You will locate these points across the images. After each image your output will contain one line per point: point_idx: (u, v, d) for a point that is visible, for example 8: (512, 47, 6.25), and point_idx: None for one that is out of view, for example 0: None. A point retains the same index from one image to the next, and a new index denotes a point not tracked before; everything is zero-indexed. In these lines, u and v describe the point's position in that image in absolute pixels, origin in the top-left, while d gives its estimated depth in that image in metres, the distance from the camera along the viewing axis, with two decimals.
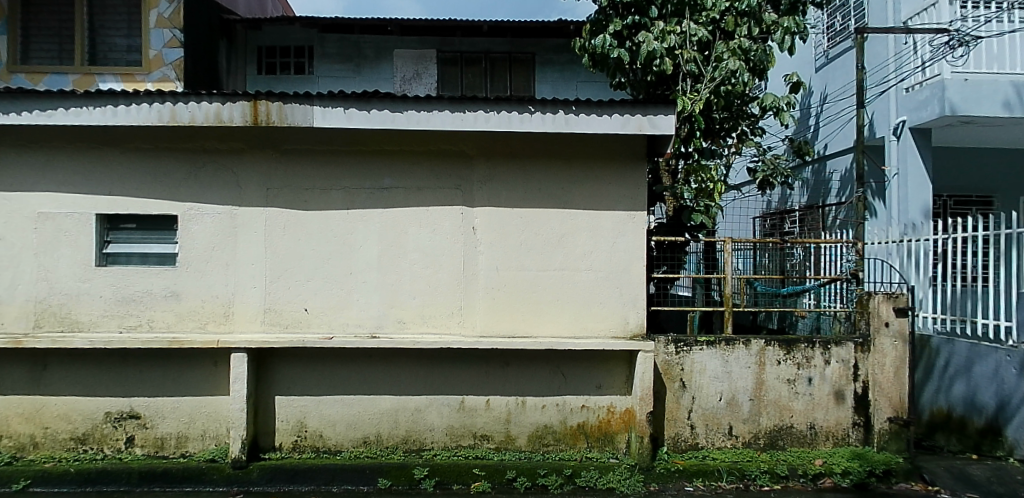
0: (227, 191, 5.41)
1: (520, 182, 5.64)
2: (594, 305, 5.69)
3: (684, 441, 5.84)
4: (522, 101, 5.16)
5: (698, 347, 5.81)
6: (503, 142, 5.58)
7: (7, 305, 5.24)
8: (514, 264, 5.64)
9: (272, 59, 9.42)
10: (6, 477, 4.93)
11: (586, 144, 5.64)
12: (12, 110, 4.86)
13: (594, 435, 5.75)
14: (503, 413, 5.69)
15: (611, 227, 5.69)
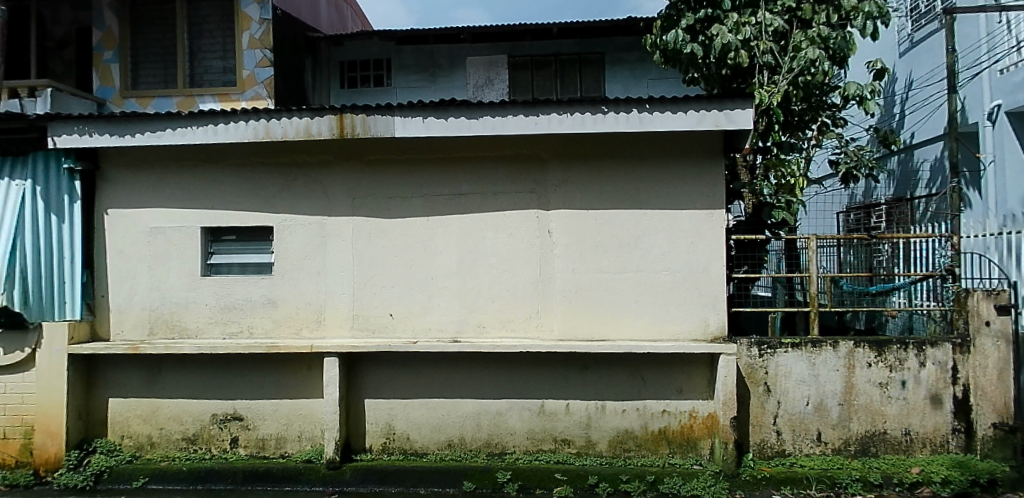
0: (315, 202, 5.63)
1: (596, 184, 5.59)
2: (675, 308, 5.57)
3: (771, 447, 5.61)
4: (595, 101, 5.10)
5: (783, 349, 5.57)
6: (577, 143, 5.56)
7: (125, 314, 5.61)
8: (591, 267, 5.60)
9: (353, 72, 9.70)
10: (126, 474, 5.26)
11: (664, 142, 5.54)
12: (126, 133, 5.23)
13: (676, 441, 5.62)
14: (583, 417, 5.65)
15: (689, 227, 5.55)
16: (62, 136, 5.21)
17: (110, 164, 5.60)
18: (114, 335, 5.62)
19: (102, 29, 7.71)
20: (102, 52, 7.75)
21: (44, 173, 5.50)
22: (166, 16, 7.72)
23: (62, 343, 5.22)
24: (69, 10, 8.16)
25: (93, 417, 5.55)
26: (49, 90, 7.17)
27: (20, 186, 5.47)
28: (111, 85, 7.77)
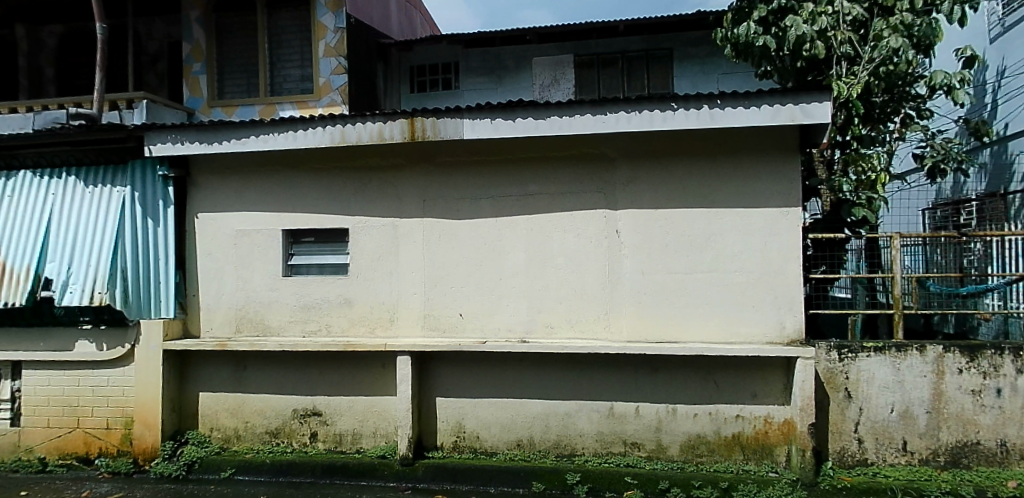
0: (388, 205, 5.76)
1: (666, 182, 5.48)
2: (750, 309, 5.37)
3: (852, 455, 5.34)
4: (664, 98, 5.00)
5: (865, 354, 5.28)
6: (646, 141, 5.46)
7: (214, 312, 5.91)
8: (661, 267, 5.49)
9: (422, 77, 9.87)
10: (215, 465, 5.53)
11: (738, 138, 5.35)
12: (214, 140, 5.51)
13: (751, 447, 5.42)
14: (653, 420, 5.54)
15: (764, 225, 5.34)
16: (158, 144, 5.55)
17: (200, 171, 5.92)
18: (204, 332, 5.93)
19: (191, 42, 8.12)
20: (191, 65, 8.13)
21: (141, 180, 5.86)
22: (249, 30, 8.17)
23: (158, 340, 5.56)
24: (162, 25, 8.67)
25: (185, 410, 5.83)
26: (146, 101, 7.58)
27: (121, 192, 5.85)
28: (200, 96, 8.13)
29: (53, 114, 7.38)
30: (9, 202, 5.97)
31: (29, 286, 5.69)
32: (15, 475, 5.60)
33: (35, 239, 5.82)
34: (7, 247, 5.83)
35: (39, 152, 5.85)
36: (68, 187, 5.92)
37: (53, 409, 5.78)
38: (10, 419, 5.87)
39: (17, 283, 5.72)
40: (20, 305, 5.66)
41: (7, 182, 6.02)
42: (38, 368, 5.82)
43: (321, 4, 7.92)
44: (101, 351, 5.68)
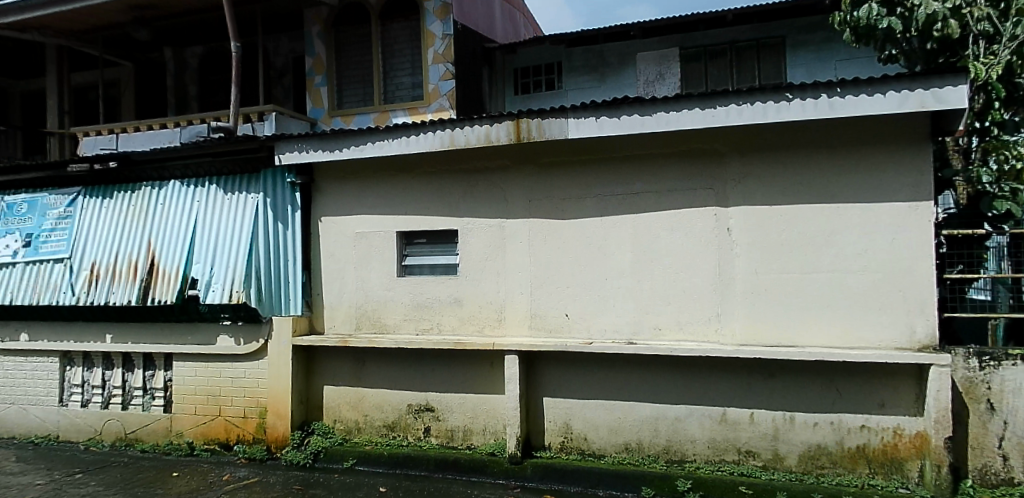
0: (494, 206, 5.85)
1: (780, 176, 5.14)
2: (877, 312, 4.89)
3: (996, 474, 4.78)
4: (778, 88, 4.67)
5: (1010, 361, 4.76)
6: (759, 133, 5.15)
7: (336, 310, 6.25)
8: (776, 266, 5.16)
9: (526, 78, 9.89)
10: (337, 455, 5.85)
11: (862, 127, 4.90)
12: (335, 148, 5.84)
13: (878, 461, 4.89)
14: (769, 428, 5.17)
15: (889, 221, 4.85)
16: (287, 153, 5.97)
17: (323, 177, 6.28)
18: (327, 329, 6.28)
19: (313, 56, 8.69)
20: (314, 77, 8.72)
21: (272, 187, 6.30)
22: (364, 41, 8.57)
23: (288, 336, 5.95)
24: (288, 41, 9.30)
25: (312, 402, 6.21)
26: (274, 114, 8.18)
27: (254, 198, 6.31)
28: (322, 107, 8.72)
29: (196, 129, 8.20)
30: (162, 209, 6.62)
31: (179, 285, 6.28)
32: (167, 457, 6.19)
33: (183, 243, 6.42)
34: (161, 250, 6.49)
35: (186, 164, 6.47)
36: (209, 195, 6.47)
37: (199, 398, 6.33)
38: (163, 406, 6.49)
39: (169, 282, 6.34)
40: (171, 303, 6.27)
41: (159, 191, 6.67)
42: (187, 360, 6.40)
43: (429, 13, 8.19)
44: (238, 345, 6.17)
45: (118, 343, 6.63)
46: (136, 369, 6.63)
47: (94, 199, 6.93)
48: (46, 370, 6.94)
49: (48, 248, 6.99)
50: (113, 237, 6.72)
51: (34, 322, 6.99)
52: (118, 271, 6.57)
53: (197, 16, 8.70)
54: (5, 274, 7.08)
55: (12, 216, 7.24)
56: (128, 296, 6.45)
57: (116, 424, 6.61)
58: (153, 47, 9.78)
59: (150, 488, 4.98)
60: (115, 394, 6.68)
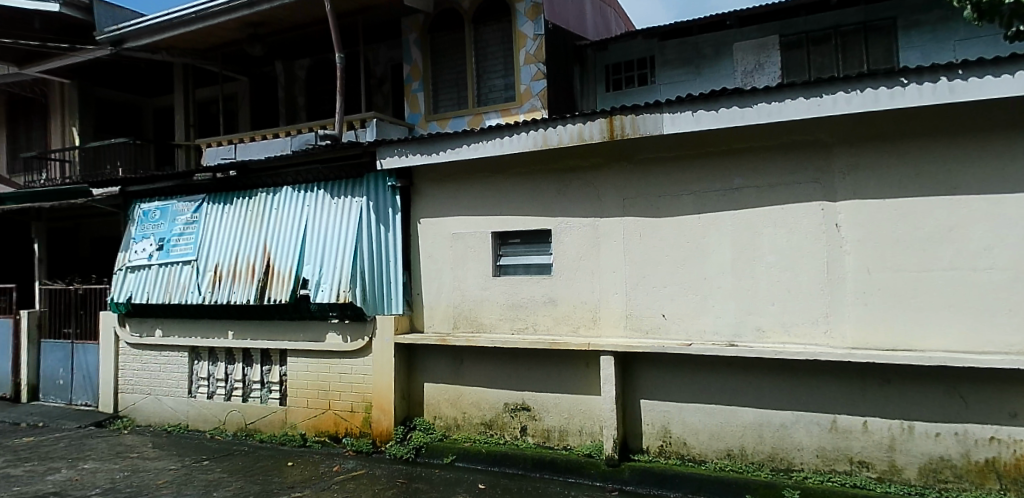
0: (589, 205, 5.79)
1: (892, 166, 4.69)
2: (1009, 314, 4.31)
3: None
4: (890, 73, 4.28)
5: None
6: (868, 122, 4.75)
7: (435, 309, 6.40)
8: (890, 264, 4.70)
9: (617, 75, 9.73)
10: (438, 451, 5.99)
11: (988, 112, 4.38)
12: (432, 151, 5.99)
13: (1011, 477, 4.32)
14: (885, 438, 4.69)
15: (1020, 213, 4.30)
16: (387, 158, 6.19)
17: (422, 180, 6.46)
18: (426, 327, 6.45)
19: (410, 63, 8.99)
20: (411, 83, 9.00)
21: (375, 190, 6.60)
22: (457, 45, 8.74)
23: (390, 334, 6.17)
24: (387, 50, 9.67)
25: (414, 399, 6.39)
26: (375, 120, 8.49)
27: (359, 202, 6.62)
28: (418, 111, 8.98)
29: (304, 137, 8.66)
30: (276, 213, 7.06)
31: (292, 285, 6.65)
32: (283, 447, 6.57)
33: (295, 246, 6.81)
34: (277, 252, 6.91)
35: (296, 172, 6.89)
36: (317, 200, 6.84)
37: (309, 392, 6.67)
38: (278, 399, 6.90)
39: (283, 282, 6.73)
40: (285, 301, 6.65)
41: (273, 197, 7.12)
42: (299, 356, 6.76)
43: (520, 14, 8.26)
44: (345, 342, 6.46)
45: (238, 340, 7.11)
46: (254, 364, 7.09)
47: (217, 205, 7.47)
48: (177, 363, 7.53)
49: (178, 250, 7.59)
50: (233, 240, 7.22)
51: (167, 319, 7.61)
52: (238, 272, 7.04)
53: (303, 31, 9.20)
54: (142, 275, 7.77)
55: (147, 222, 7.94)
56: (247, 295, 6.89)
57: (237, 415, 7.09)
58: (265, 61, 10.44)
59: (268, 476, 5.29)
60: (236, 387, 7.16)
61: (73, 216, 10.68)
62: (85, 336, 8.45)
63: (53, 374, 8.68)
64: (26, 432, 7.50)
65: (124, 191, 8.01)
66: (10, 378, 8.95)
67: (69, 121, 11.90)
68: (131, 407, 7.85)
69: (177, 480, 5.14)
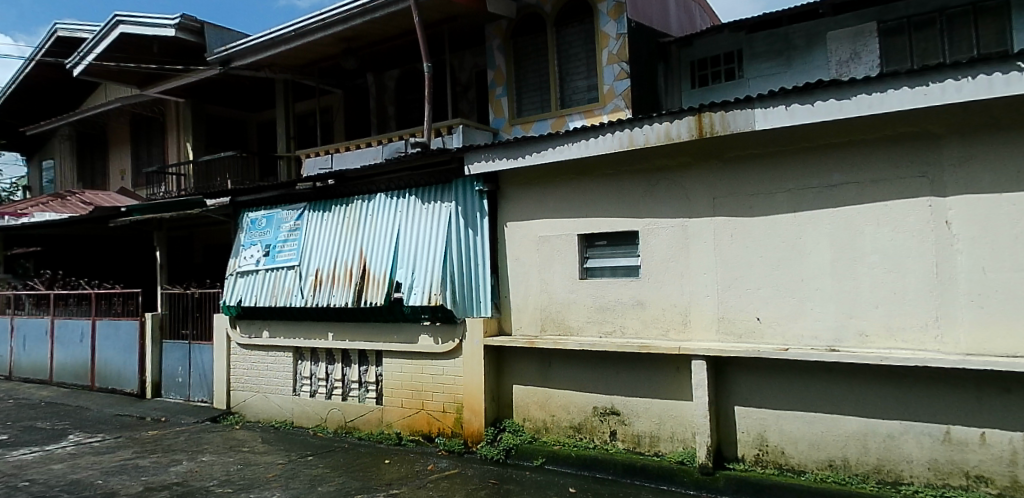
0: (678, 205, 5.64)
1: (1011, 158, 4.24)
2: None
3: None
4: (1006, 56, 3.85)
5: None
6: (982, 111, 4.31)
7: (522, 312, 6.45)
8: (1009, 264, 4.23)
9: (703, 71, 9.53)
10: (528, 453, 6.01)
11: None
12: (518, 155, 6.04)
13: None
14: (1006, 451, 4.22)
15: None
16: (475, 163, 6.29)
17: (509, 184, 6.53)
18: (514, 330, 6.50)
19: (494, 68, 9.10)
20: (495, 88, 9.12)
21: (463, 195, 6.75)
22: (540, 49, 8.77)
23: (479, 336, 6.27)
24: (472, 57, 9.87)
25: (502, 401, 6.43)
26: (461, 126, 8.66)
27: (449, 206, 6.79)
28: (502, 116, 9.07)
29: (395, 145, 8.95)
30: (371, 219, 7.34)
31: (387, 288, 6.89)
32: (380, 444, 6.79)
33: (389, 251, 7.06)
34: (372, 256, 7.19)
35: (390, 178, 7.12)
36: (409, 205, 7.07)
37: (403, 392, 6.87)
38: (375, 398, 7.15)
39: (379, 285, 6.98)
40: (380, 304, 6.90)
41: (369, 204, 7.41)
42: (393, 357, 6.99)
43: (604, 14, 8.20)
44: (437, 344, 6.61)
45: (338, 341, 7.42)
46: (353, 364, 7.37)
47: (317, 212, 7.86)
48: (282, 362, 7.95)
49: (283, 256, 8.02)
50: (332, 245, 7.57)
51: (273, 320, 8.05)
52: (337, 276, 7.37)
53: (392, 43, 9.51)
54: (251, 279, 8.25)
55: (255, 229, 8.45)
56: (346, 298, 7.20)
57: (337, 413, 7.39)
58: (358, 74, 10.89)
59: (367, 473, 5.48)
60: (336, 386, 7.47)
61: (187, 226, 11.53)
62: (200, 336, 9.08)
63: (174, 371, 9.36)
64: (152, 425, 8.14)
65: (234, 201, 8.57)
66: (136, 375, 9.74)
67: (184, 137, 12.88)
68: (242, 403, 8.37)
69: (285, 474, 5.41)
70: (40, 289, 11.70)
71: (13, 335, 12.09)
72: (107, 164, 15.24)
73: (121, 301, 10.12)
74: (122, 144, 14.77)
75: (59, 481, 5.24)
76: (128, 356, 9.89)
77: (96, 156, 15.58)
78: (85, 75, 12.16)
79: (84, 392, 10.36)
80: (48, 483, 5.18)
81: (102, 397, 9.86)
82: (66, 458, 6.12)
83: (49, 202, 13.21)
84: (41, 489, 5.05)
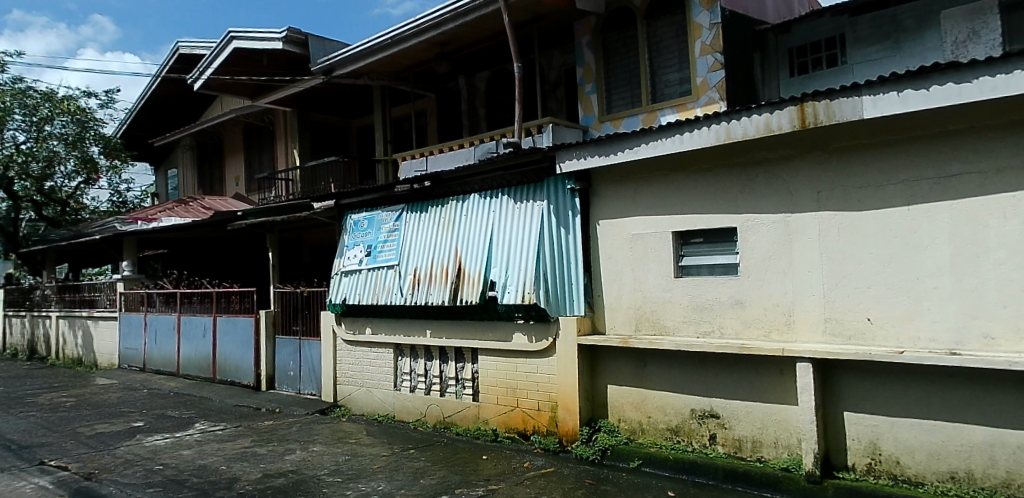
0: (780, 200, 5.35)
1: None
2: None
3: None
4: None
5: None
6: None
7: (616, 311, 6.38)
8: None
9: (803, 58, 9.08)
10: (624, 454, 5.94)
11: None
12: (611, 152, 5.99)
13: None
14: None
15: None
16: (567, 161, 6.30)
17: (601, 182, 6.48)
18: (608, 329, 6.44)
19: (583, 66, 9.07)
20: (584, 86, 9.09)
21: (555, 193, 6.76)
22: (630, 43, 8.64)
23: (573, 335, 6.26)
24: (560, 55, 9.89)
25: (597, 401, 6.40)
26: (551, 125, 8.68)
27: (541, 205, 6.83)
28: (592, 113, 9.01)
29: (488, 146, 9.12)
30: (465, 219, 7.49)
31: (481, 287, 7.02)
32: (477, 440, 6.91)
33: (483, 250, 7.18)
34: (467, 256, 7.33)
35: (484, 178, 7.32)
36: (502, 205, 7.16)
37: (499, 390, 6.99)
38: (471, 395, 7.28)
39: (474, 284, 7.11)
40: (475, 302, 7.04)
41: (463, 204, 7.56)
42: (489, 354, 7.12)
43: (696, 4, 8.01)
44: (531, 342, 6.67)
45: (435, 338, 7.62)
46: (449, 361, 7.55)
47: (414, 213, 8.10)
48: (383, 359, 8.26)
49: (383, 256, 8.33)
50: (429, 245, 7.79)
51: (376, 318, 8.39)
52: (434, 275, 7.58)
53: (482, 45, 9.66)
54: (354, 279, 8.62)
55: (357, 231, 8.83)
56: (442, 297, 7.39)
57: (436, 408, 7.59)
58: (449, 77, 11.16)
59: (465, 468, 5.60)
60: (434, 382, 7.67)
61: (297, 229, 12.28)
62: (309, 333, 9.56)
63: (286, 366, 9.96)
64: (268, 416, 8.68)
65: (337, 203, 9.00)
66: (252, 368, 10.44)
67: (290, 145, 13.67)
68: (347, 397, 8.77)
69: (389, 466, 5.61)
70: (168, 288, 12.75)
71: (144, 330, 13.25)
72: (223, 171, 16.43)
73: (238, 298, 10.75)
74: (235, 152, 15.83)
75: (188, 466, 5.68)
76: (245, 351, 10.61)
77: (213, 164, 16.83)
78: (203, 89, 13.11)
79: (207, 384, 11.22)
80: (179, 468, 5.62)
81: (223, 388, 10.64)
82: (194, 444, 6.63)
83: (176, 209, 14.49)
84: (173, 472, 5.49)
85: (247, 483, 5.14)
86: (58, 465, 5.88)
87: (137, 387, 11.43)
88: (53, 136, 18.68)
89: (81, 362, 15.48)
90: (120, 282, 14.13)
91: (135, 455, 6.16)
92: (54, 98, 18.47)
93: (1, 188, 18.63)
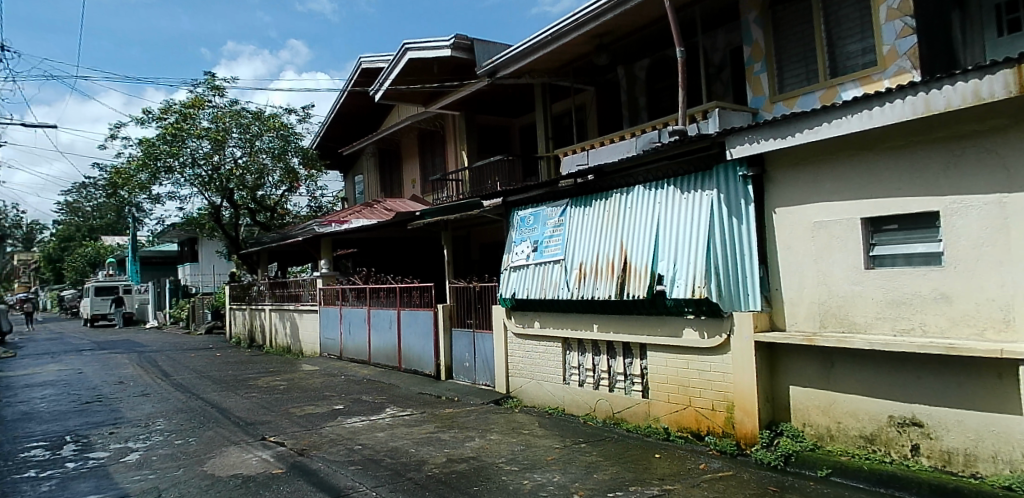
0: (994, 178, 4.60)
1: None
2: None
3: None
4: None
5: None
6: None
7: (798, 307, 5.97)
8: None
9: (1015, 13, 7.59)
10: (810, 462, 5.54)
11: None
12: (788, 134, 5.59)
13: None
14: None
15: None
16: (737, 147, 6.01)
17: (778, 167, 6.10)
18: (790, 325, 6.05)
19: (750, 44, 8.57)
20: (752, 65, 8.57)
21: (726, 181, 6.46)
22: (805, 15, 8.04)
23: (749, 330, 5.94)
24: (725, 35, 9.41)
25: (779, 403, 6.04)
26: (717, 110, 8.35)
27: (710, 195, 6.57)
28: (763, 94, 8.46)
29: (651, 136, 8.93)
30: (630, 212, 7.42)
31: (648, 281, 6.91)
32: (649, 438, 6.84)
33: (650, 243, 7.06)
34: (633, 248, 7.26)
35: (648, 170, 7.17)
36: (669, 196, 6.99)
37: (670, 387, 6.85)
38: (641, 391, 7.20)
39: (641, 278, 7.02)
40: (642, 297, 6.94)
41: (628, 197, 7.49)
42: (659, 350, 6.99)
43: None
44: (703, 338, 6.44)
45: (602, 332, 7.66)
46: (618, 357, 7.53)
47: (579, 207, 8.17)
48: (552, 352, 8.45)
49: (549, 251, 8.50)
50: (594, 239, 7.83)
51: (542, 311, 8.60)
52: (600, 270, 7.59)
53: (641, 33, 9.47)
54: (523, 273, 8.89)
55: (524, 227, 9.10)
56: (609, 291, 7.38)
57: (605, 404, 7.61)
58: (608, 69, 11.08)
59: (638, 465, 5.56)
60: (603, 377, 7.71)
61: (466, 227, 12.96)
62: (482, 325, 10.03)
63: (462, 357, 10.52)
64: (449, 403, 9.23)
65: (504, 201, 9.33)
66: (432, 358, 11.19)
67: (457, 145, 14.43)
68: (518, 389, 9.09)
69: (562, 458, 5.72)
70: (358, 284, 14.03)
71: (338, 322, 14.73)
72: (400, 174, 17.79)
73: (418, 294, 11.62)
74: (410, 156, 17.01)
75: (382, 447, 6.20)
76: (426, 343, 11.38)
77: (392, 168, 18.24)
78: (384, 99, 14.19)
79: (394, 372, 12.19)
80: (374, 449, 6.14)
81: (408, 377, 11.51)
82: (386, 427, 7.24)
83: (363, 211, 15.99)
84: (370, 452, 6.02)
85: (433, 466, 5.50)
86: (276, 440, 6.72)
87: (337, 374, 12.71)
88: (262, 151, 21.24)
89: (289, 350, 17.55)
90: (321, 279, 15.77)
91: (337, 435, 6.86)
92: (263, 117, 21.02)
93: (226, 198, 21.67)
